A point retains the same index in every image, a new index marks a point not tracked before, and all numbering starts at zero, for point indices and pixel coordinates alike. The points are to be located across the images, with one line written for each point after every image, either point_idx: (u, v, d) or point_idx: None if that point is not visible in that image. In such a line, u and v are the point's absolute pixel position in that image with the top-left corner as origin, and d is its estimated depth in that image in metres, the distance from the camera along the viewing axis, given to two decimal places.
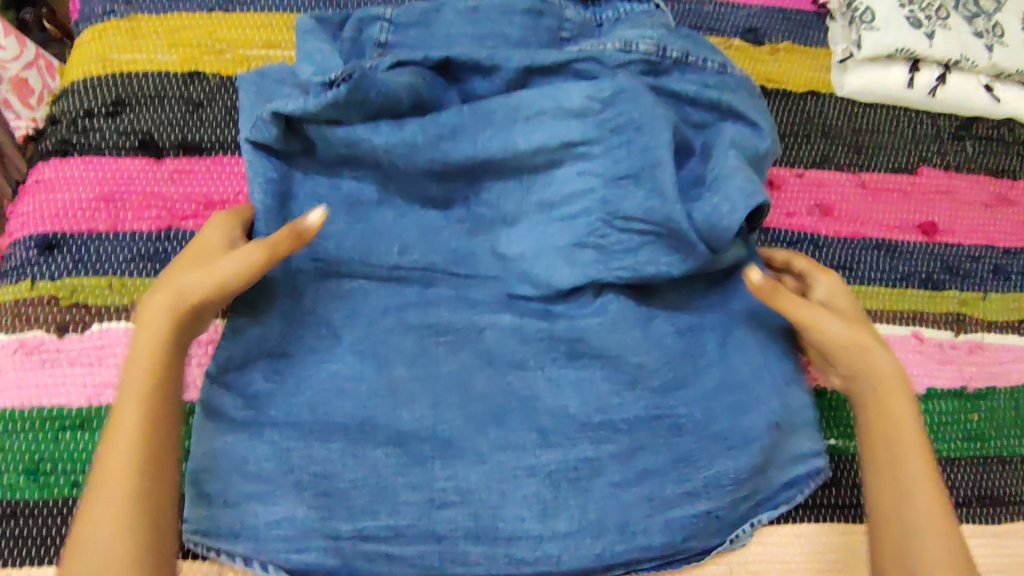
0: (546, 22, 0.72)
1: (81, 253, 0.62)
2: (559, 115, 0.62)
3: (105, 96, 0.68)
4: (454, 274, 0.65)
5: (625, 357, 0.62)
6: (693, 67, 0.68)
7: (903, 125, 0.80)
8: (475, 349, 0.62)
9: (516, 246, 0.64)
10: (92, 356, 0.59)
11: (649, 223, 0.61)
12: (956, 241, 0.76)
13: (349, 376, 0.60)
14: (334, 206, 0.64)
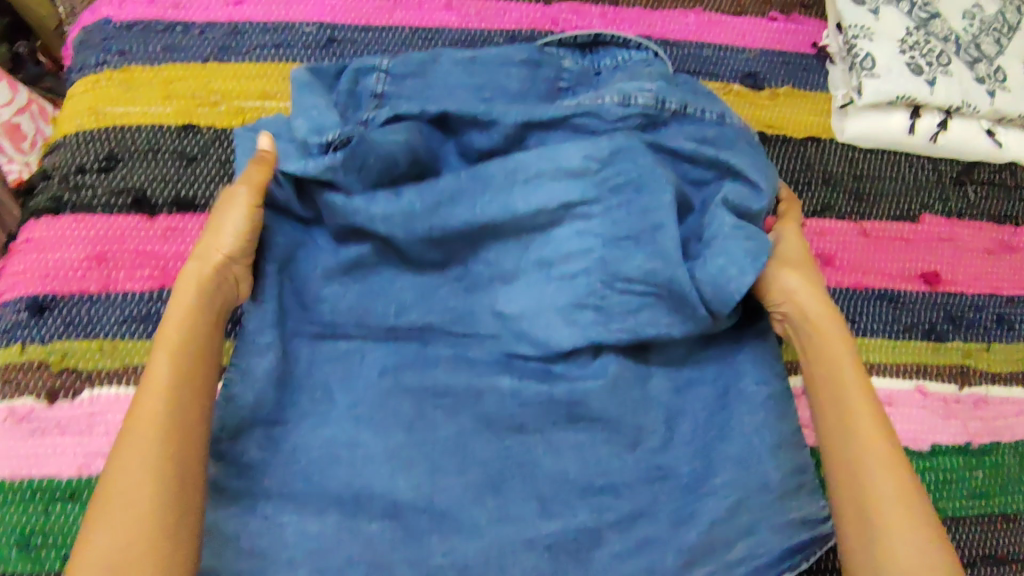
0: (543, 73, 0.71)
1: (73, 315, 0.61)
2: (559, 176, 0.61)
3: (98, 151, 0.67)
4: (453, 334, 0.64)
5: (626, 421, 0.61)
6: (691, 118, 0.65)
7: (904, 171, 0.79)
8: (474, 413, 0.61)
9: (516, 305, 0.63)
10: (83, 424, 0.58)
11: (649, 286, 0.61)
12: (959, 290, 0.75)
13: (345, 442, 0.59)
14: (332, 268, 0.65)
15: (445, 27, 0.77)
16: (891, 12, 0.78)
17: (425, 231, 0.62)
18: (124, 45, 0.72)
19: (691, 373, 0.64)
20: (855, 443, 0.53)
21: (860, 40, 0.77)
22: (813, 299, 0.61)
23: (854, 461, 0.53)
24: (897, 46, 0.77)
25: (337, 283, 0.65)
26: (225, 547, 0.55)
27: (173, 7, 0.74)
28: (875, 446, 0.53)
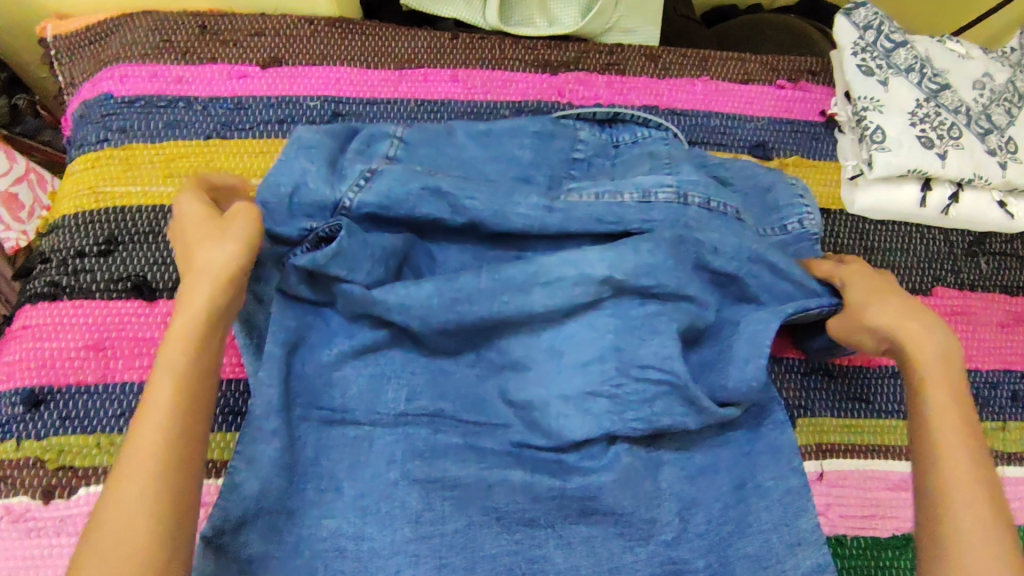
0: (557, 144, 0.70)
1: (69, 408, 0.60)
2: (579, 282, 0.59)
3: (97, 234, 0.65)
4: (464, 421, 0.62)
5: (638, 514, 0.59)
6: (714, 212, 0.66)
7: (915, 242, 0.79)
8: (483, 506, 0.58)
9: (526, 392, 0.61)
10: (79, 525, 0.56)
11: (665, 373, 0.59)
12: (974, 366, 0.74)
13: (350, 534, 0.55)
14: (344, 352, 0.61)
15: (452, 99, 0.77)
16: (901, 83, 0.78)
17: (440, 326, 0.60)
18: (124, 121, 0.70)
19: (706, 464, 0.62)
20: (946, 467, 0.51)
21: (869, 112, 0.77)
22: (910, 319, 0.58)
23: (936, 482, 0.51)
24: (908, 119, 0.76)
25: (345, 364, 0.61)
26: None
27: (176, 81, 0.73)
28: (964, 472, 0.51)
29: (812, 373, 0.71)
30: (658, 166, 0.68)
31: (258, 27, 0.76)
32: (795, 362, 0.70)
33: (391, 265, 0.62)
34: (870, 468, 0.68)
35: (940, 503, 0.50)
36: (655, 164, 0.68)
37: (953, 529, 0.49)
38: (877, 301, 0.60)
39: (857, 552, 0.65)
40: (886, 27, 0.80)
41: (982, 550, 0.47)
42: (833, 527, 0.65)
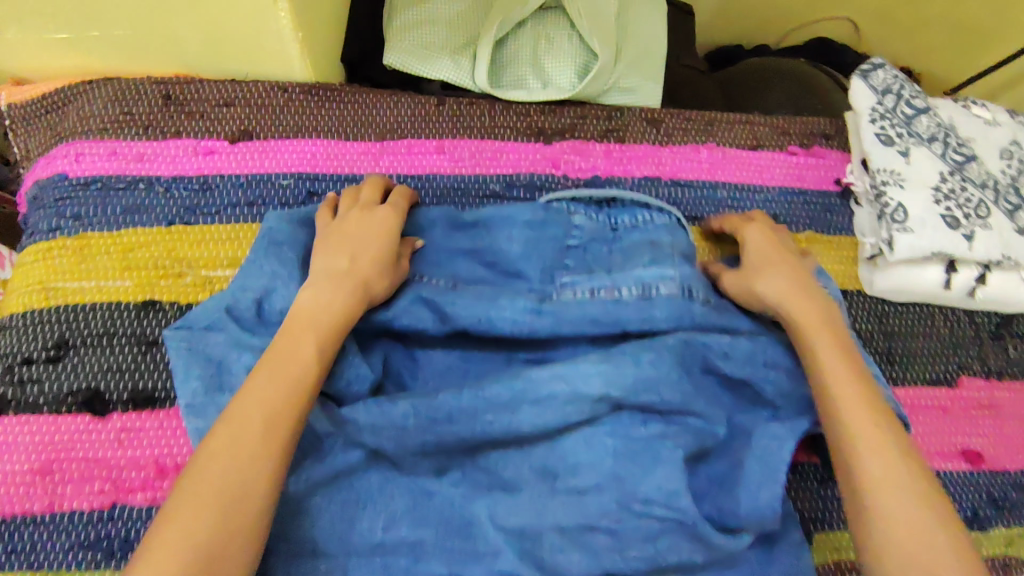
0: (550, 231, 0.64)
1: (10, 542, 0.54)
2: (572, 400, 0.54)
3: (46, 337, 0.60)
4: (449, 550, 0.55)
5: None
6: (718, 312, 0.60)
7: (938, 326, 0.73)
8: None
9: (516, 518, 0.54)
10: None
11: (671, 509, 0.53)
12: (1003, 467, 0.69)
13: None
14: (316, 481, 0.54)
15: (438, 173, 0.71)
16: (923, 154, 0.72)
17: (418, 446, 0.54)
18: (80, 206, 0.65)
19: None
20: (856, 447, 0.50)
21: (890, 187, 0.71)
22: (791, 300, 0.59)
23: (861, 468, 0.50)
24: (931, 196, 0.70)
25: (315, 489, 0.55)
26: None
27: (137, 159, 0.67)
28: (874, 436, 0.51)
29: (829, 480, 0.65)
30: (658, 255, 0.62)
31: (226, 95, 0.70)
32: (810, 468, 0.65)
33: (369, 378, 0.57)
34: None
35: (872, 488, 0.49)
36: (656, 253, 0.62)
37: (882, 514, 0.48)
38: (762, 276, 0.61)
39: None
40: (906, 91, 0.74)
41: (914, 528, 0.47)
42: None
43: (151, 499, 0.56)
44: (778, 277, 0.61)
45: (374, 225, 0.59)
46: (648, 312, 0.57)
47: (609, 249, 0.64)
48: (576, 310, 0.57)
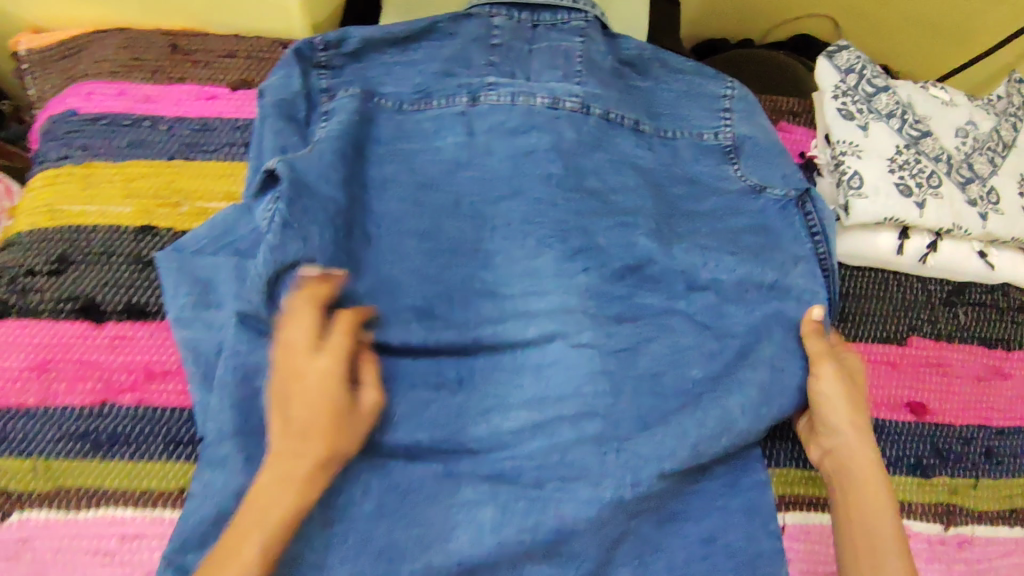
0: (516, 109, 0.73)
1: (8, 428, 0.59)
2: (532, 307, 0.69)
3: (49, 252, 0.64)
4: (441, 452, 0.65)
5: (579, 542, 0.62)
6: (611, 123, 0.76)
7: (891, 290, 0.77)
8: (450, 546, 0.60)
9: (511, 419, 0.65)
10: (7, 552, 0.55)
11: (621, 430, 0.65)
12: (946, 420, 0.72)
13: (312, 563, 0.59)
14: None
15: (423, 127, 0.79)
16: (882, 128, 0.76)
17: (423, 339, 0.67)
18: (88, 139, 0.70)
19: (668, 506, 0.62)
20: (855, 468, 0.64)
21: (848, 157, 0.75)
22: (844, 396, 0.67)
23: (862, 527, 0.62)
24: (886, 165, 0.74)
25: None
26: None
27: (144, 101, 0.72)
28: (877, 508, 0.62)
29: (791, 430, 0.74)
30: (562, 69, 0.76)
31: (231, 47, 0.76)
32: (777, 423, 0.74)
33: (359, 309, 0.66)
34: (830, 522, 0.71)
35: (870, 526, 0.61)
36: (567, 70, 0.75)
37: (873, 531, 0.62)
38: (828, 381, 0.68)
39: None
40: (868, 70, 0.79)
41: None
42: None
43: (138, 399, 0.61)
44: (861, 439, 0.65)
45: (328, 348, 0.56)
46: (554, 119, 0.73)
47: (528, 48, 0.77)
48: (496, 118, 0.73)
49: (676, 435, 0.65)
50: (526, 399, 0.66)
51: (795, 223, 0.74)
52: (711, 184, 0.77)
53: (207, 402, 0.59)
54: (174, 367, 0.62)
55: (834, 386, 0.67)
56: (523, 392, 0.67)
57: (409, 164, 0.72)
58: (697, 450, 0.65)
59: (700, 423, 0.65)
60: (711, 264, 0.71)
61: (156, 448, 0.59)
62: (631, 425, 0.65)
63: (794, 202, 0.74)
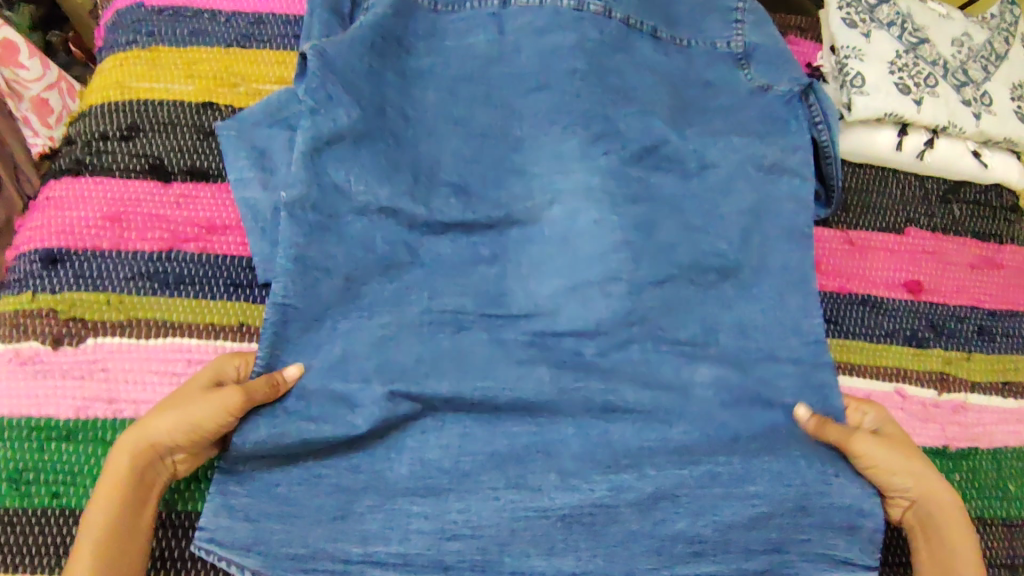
0: (545, 8, 0.78)
1: (83, 268, 0.64)
2: (567, 188, 0.72)
3: (119, 121, 0.71)
4: (487, 316, 0.69)
5: (613, 389, 0.67)
6: (632, 29, 0.79)
7: (890, 186, 0.82)
8: (509, 393, 0.65)
9: (546, 286, 0.70)
10: (84, 370, 0.61)
11: (649, 299, 0.70)
12: (941, 300, 0.77)
13: (377, 408, 0.63)
14: (370, 246, 0.67)
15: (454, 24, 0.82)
16: (883, 35, 0.82)
17: (463, 215, 0.71)
18: (153, 27, 0.76)
19: (682, 359, 0.69)
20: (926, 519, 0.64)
21: (851, 60, 0.80)
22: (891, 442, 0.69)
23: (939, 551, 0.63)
24: (887, 67, 0.80)
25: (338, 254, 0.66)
26: (255, 500, 0.61)
27: None
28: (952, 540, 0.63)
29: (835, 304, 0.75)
30: None
31: None
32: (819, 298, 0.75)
33: (404, 180, 0.70)
34: (886, 388, 0.72)
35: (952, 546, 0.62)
36: None
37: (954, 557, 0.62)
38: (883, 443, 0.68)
39: None
40: None
41: None
42: None
43: (202, 249, 0.66)
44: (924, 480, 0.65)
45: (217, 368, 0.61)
46: (579, 19, 0.77)
47: None
48: (526, 19, 0.78)
49: (692, 298, 0.71)
50: (557, 265, 0.70)
51: (799, 116, 0.78)
52: (729, 87, 0.80)
53: (270, 254, 0.66)
54: (233, 222, 0.68)
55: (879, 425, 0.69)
56: (552, 261, 0.70)
57: (448, 58, 0.76)
58: (709, 312, 0.71)
59: (711, 289, 0.72)
60: (730, 158, 0.76)
61: (218, 289, 0.65)
62: (650, 289, 0.70)
63: (798, 96, 0.79)
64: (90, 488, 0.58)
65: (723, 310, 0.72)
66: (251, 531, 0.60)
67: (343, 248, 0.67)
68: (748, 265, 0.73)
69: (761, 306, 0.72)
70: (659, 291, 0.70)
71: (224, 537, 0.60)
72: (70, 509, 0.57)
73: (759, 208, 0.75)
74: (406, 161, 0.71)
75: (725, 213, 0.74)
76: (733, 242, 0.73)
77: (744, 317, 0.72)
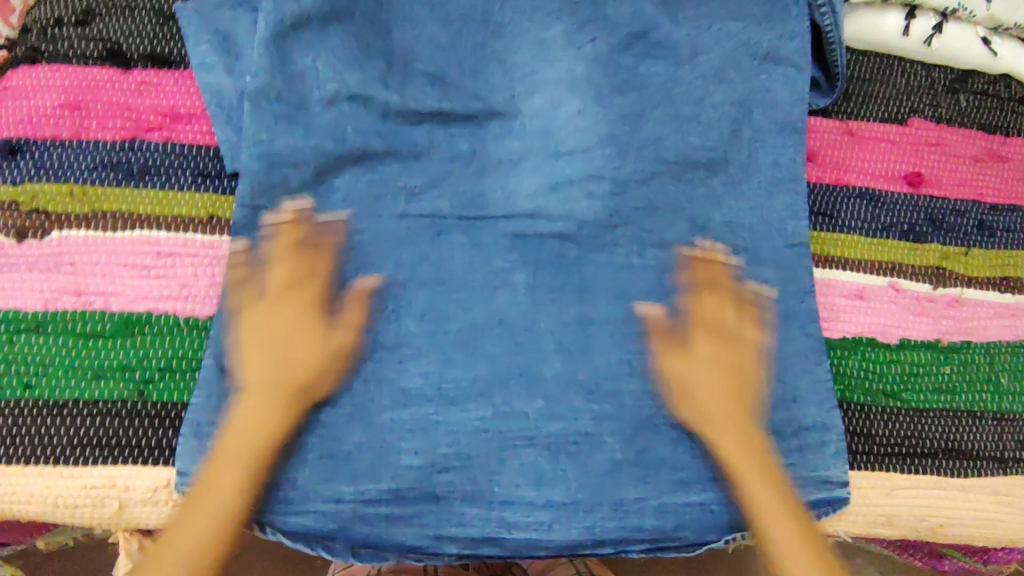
0: None
1: (44, 158, 0.62)
2: (552, 77, 0.66)
3: (75, 5, 0.66)
4: (463, 218, 0.64)
5: (597, 294, 0.63)
6: None
7: (895, 76, 0.77)
8: (487, 308, 0.62)
9: (527, 184, 0.65)
10: (50, 262, 0.59)
11: (639, 196, 0.65)
12: (942, 193, 0.74)
13: (357, 325, 0.60)
14: (340, 148, 0.63)
15: None
16: None
17: (438, 108, 0.65)
18: None
19: (672, 264, 0.65)
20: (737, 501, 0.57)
21: None
22: (679, 397, 0.59)
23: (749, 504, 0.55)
24: None
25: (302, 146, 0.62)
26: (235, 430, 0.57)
27: None
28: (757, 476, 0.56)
29: (829, 200, 0.72)
30: None
31: None
32: (814, 191, 0.72)
33: (376, 68, 0.65)
34: (880, 283, 0.70)
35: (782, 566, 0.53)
36: None
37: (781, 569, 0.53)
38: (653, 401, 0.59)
39: (853, 366, 0.68)
40: None
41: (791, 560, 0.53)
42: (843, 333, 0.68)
43: (167, 138, 0.64)
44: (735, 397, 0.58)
45: (300, 332, 0.56)
46: None
47: None
48: None
49: (684, 196, 0.66)
50: (538, 162, 0.65)
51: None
52: None
53: (234, 150, 0.63)
54: (197, 110, 0.65)
55: (699, 364, 0.58)
56: (533, 157, 0.65)
57: None
58: (705, 210, 0.66)
59: (703, 186, 0.67)
60: (728, 44, 0.70)
61: (184, 180, 0.63)
62: (636, 186, 0.65)
63: None
64: (65, 377, 0.57)
65: (717, 209, 0.67)
66: None
67: (311, 141, 0.62)
68: (742, 161, 0.68)
69: (758, 206, 0.67)
70: (647, 189, 0.65)
71: None
72: (42, 401, 0.57)
73: (755, 98, 0.69)
74: (377, 47, 0.66)
75: (718, 102, 0.68)
76: (732, 139, 0.68)
77: (740, 215, 0.67)
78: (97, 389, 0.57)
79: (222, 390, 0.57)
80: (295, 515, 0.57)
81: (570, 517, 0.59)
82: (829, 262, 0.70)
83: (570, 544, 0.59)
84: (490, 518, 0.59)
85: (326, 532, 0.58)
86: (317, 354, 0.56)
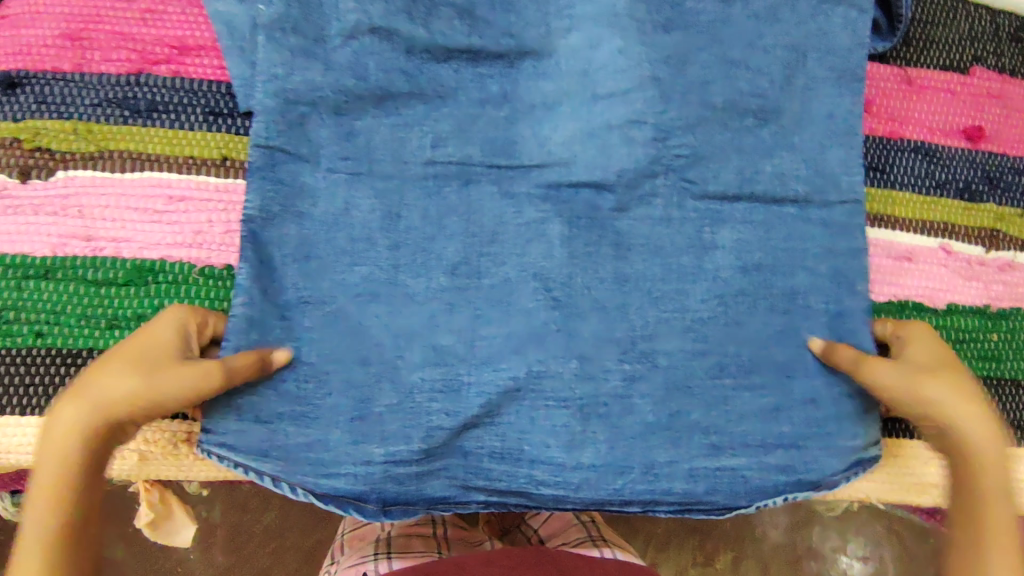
0: None
1: (46, 92, 0.58)
2: (592, 11, 0.61)
3: None
4: (493, 166, 0.60)
5: (633, 251, 0.60)
6: None
7: (958, 19, 0.71)
8: (519, 263, 0.58)
9: (561, 131, 0.60)
10: (56, 204, 0.56)
11: (682, 147, 0.61)
12: (1001, 150, 0.70)
13: (382, 279, 0.57)
14: (363, 87, 0.59)
15: None
16: None
17: (468, 45, 0.61)
18: None
19: (714, 218, 0.61)
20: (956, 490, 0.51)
21: None
22: (918, 384, 0.54)
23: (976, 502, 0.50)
24: None
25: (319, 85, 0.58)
26: (265, 388, 0.55)
27: None
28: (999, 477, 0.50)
29: (882, 155, 0.68)
30: None
31: None
32: (867, 143, 0.67)
33: None
34: (931, 244, 0.67)
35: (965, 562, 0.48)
36: None
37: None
38: (927, 376, 0.54)
39: None
40: None
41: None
42: (895, 297, 0.65)
43: (175, 72, 0.59)
44: (931, 372, 0.54)
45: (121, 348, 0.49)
46: None
47: None
48: None
49: (729, 146, 0.62)
50: (574, 107, 0.61)
51: None
52: None
53: (248, 87, 0.58)
54: (208, 42, 0.60)
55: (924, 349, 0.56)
56: (568, 102, 0.61)
57: None
58: (752, 160, 0.62)
59: (751, 135, 0.62)
60: None
61: (195, 118, 0.59)
62: (680, 134, 0.61)
63: None
64: (76, 325, 0.55)
65: (765, 160, 0.62)
66: (263, 428, 0.54)
67: (331, 79, 0.58)
68: (794, 109, 0.63)
69: (809, 158, 0.63)
70: (691, 138, 0.61)
71: (235, 441, 0.54)
72: (54, 350, 0.55)
73: (811, 40, 0.64)
74: None
75: (771, 44, 0.63)
76: (784, 85, 0.63)
77: (790, 167, 0.63)
78: (110, 338, 0.55)
79: (249, 342, 0.54)
80: (326, 478, 0.55)
81: (601, 481, 0.57)
82: (880, 220, 0.66)
83: (598, 505, 0.58)
84: (518, 477, 0.57)
85: (355, 494, 0.56)
86: (113, 365, 0.47)
